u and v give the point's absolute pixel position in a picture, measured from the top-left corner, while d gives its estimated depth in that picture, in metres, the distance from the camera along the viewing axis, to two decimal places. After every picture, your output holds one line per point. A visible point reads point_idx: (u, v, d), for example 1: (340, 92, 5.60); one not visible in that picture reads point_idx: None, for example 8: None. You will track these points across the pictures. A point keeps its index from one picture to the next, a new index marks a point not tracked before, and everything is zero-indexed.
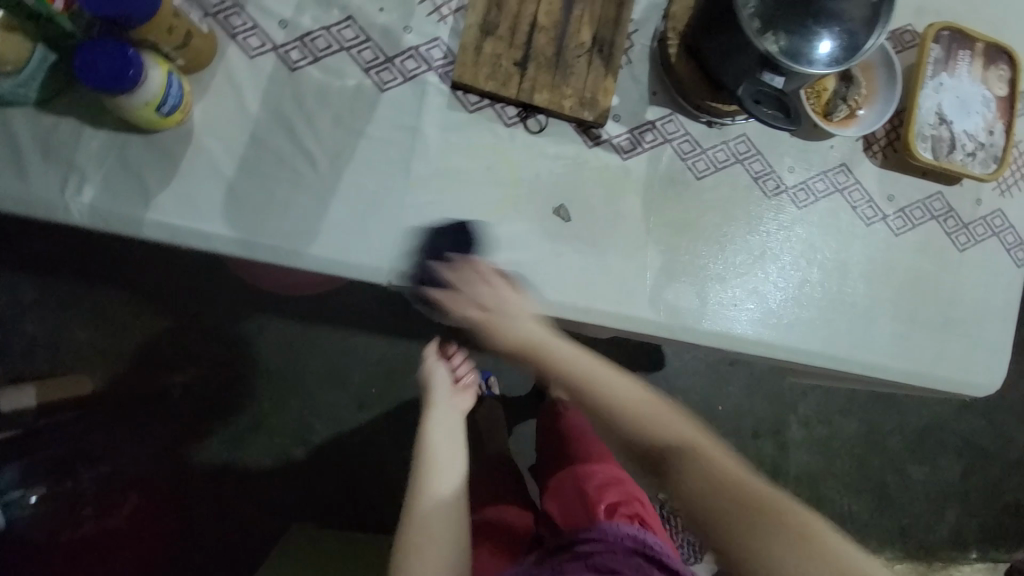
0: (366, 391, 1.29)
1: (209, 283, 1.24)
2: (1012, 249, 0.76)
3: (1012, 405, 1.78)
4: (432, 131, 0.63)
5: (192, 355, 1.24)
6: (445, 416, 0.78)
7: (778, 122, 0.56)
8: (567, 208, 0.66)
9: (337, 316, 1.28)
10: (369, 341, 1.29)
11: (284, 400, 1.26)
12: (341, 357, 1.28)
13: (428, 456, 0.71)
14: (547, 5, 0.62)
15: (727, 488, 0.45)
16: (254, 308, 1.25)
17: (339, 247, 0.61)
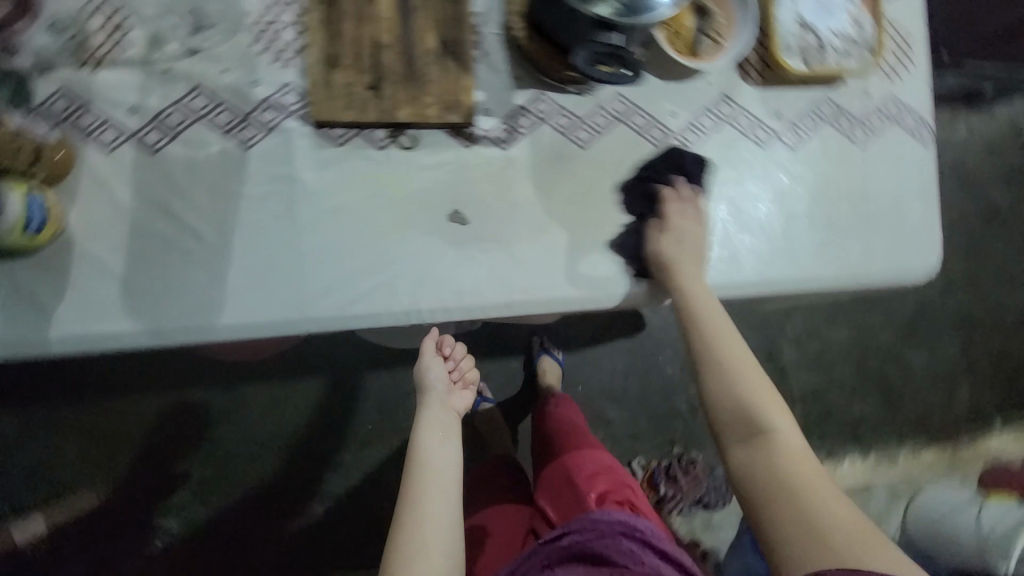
0: (362, 431, 1.29)
1: (184, 368, 1.24)
2: (913, 130, 0.75)
3: (996, 269, 1.77)
4: (306, 173, 0.62)
5: (189, 442, 1.24)
6: (440, 416, 0.82)
7: (630, 75, 0.60)
8: (463, 211, 0.66)
9: (316, 367, 1.28)
10: (353, 381, 1.29)
11: (287, 461, 1.26)
12: (330, 406, 1.28)
13: (423, 468, 0.76)
14: (384, 22, 0.62)
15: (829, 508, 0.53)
16: (233, 382, 1.25)
17: (248, 312, 0.62)
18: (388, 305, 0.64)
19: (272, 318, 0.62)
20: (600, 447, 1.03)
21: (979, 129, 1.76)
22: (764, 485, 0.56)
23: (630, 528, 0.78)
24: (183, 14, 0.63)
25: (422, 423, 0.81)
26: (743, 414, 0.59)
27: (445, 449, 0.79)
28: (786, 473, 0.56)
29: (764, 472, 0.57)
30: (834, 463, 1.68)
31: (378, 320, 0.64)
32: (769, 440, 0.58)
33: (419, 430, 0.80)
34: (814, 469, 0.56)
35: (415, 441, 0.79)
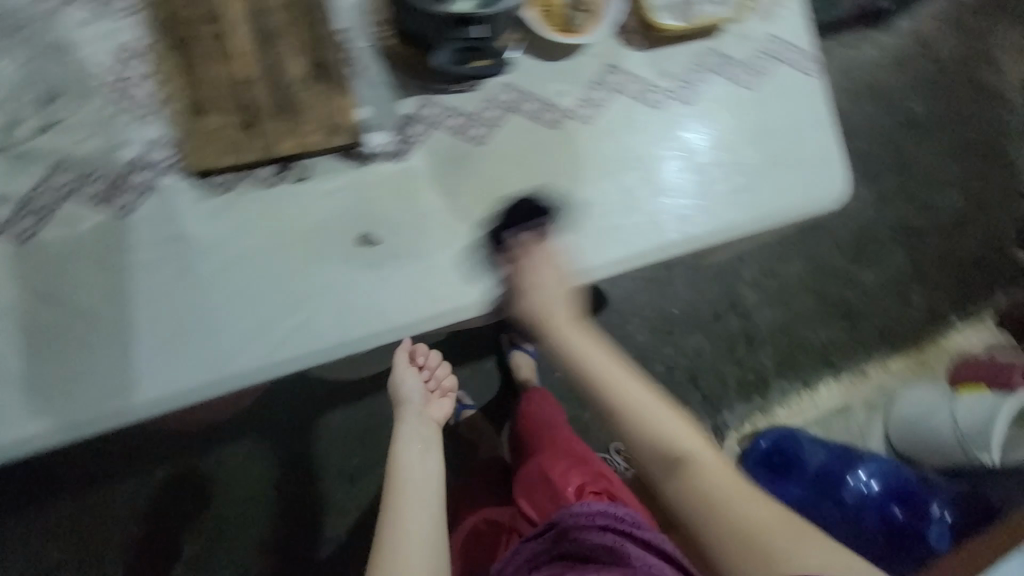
0: (349, 468, 1.20)
1: (147, 445, 1.14)
2: (797, 63, 0.77)
3: (926, 175, 1.84)
4: (194, 228, 0.60)
5: (169, 523, 1.13)
6: (419, 428, 0.80)
7: (494, 62, 0.61)
8: (372, 233, 0.64)
9: (290, 412, 1.19)
10: (325, 418, 1.20)
11: (273, 520, 1.16)
12: (313, 450, 1.20)
13: (400, 478, 0.70)
14: (244, 57, 0.59)
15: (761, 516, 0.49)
16: (204, 447, 1.16)
17: (166, 384, 0.59)
18: (313, 344, 0.62)
19: (191, 383, 0.60)
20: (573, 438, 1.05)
21: (881, 46, 1.83)
22: (708, 528, 0.49)
23: (611, 517, 0.75)
24: (33, 91, 0.60)
25: (399, 437, 0.77)
26: (669, 452, 0.51)
27: (424, 456, 0.74)
28: (713, 497, 0.49)
29: (707, 512, 0.49)
30: (813, 391, 1.73)
31: (307, 362, 0.62)
32: (687, 467, 0.50)
33: (397, 444, 0.76)
34: (733, 480, 0.51)
35: (393, 455, 0.74)
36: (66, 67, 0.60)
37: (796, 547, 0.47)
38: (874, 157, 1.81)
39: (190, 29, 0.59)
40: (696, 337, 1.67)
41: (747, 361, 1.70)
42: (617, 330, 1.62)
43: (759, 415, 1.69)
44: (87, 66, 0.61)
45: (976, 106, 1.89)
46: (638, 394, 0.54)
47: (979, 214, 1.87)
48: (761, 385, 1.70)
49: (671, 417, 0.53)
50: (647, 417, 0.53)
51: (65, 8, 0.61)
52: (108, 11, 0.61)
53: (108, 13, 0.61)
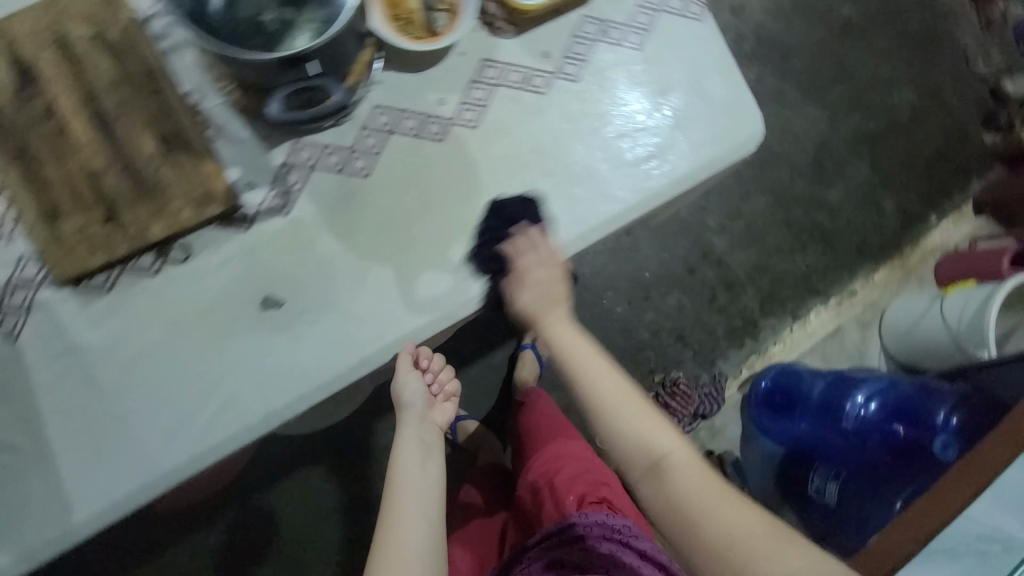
0: (357, 502, 1.17)
1: (160, 525, 1.13)
2: (683, 11, 0.73)
3: (874, 78, 1.78)
4: (88, 336, 0.58)
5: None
6: (419, 433, 0.72)
7: (329, 105, 0.60)
8: (274, 294, 0.61)
9: (290, 461, 1.16)
10: (331, 456, 1.16)
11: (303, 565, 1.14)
12: (323, 490, 1.16)
13: (401, 484, 0.66)
14: (90, 148, 0.56)
15: (728, 514, 0.54)
16: (215, 513, 1.14)
17: (100, 498, 0.58)
18: (239, 422, 0.60)
19: (126, 493, 0.58)
20: (574, 439, 1.02)
21: None
22: (670, 518, 0.57)
23: (610, 530, 0.78)
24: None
25: (399, 439, 0.71)
26: (637, 452, 0.58)
27: (425, 467, 0.69)
28: (682, 496, 0.56)
29: (667, 507, 0.56)
30: (804, 321, 1.70)
31: (238, 441, 0.60)
32: (662, 467, 0.57)
33: (397, 445, 0.70)
34: (707, 480, 0.57)
35: (393, 457, 0.70)
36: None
37: (748, 529, 0.53)
38: (816, 72, 1.75)
39: (24, 132, 0.55)
40: (675, 296, 1.64)
41: (732, 308, 1.67)
42: (594, 307, 1.60)
43: (755, 357, 1.67)
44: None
45: None
46: (617, 399, 0.60)
47: (936, 105, 1.81)
48: (751, 327, 1.68)
49: (646, 420, 0.60)
50: (622, 419, 0.59)
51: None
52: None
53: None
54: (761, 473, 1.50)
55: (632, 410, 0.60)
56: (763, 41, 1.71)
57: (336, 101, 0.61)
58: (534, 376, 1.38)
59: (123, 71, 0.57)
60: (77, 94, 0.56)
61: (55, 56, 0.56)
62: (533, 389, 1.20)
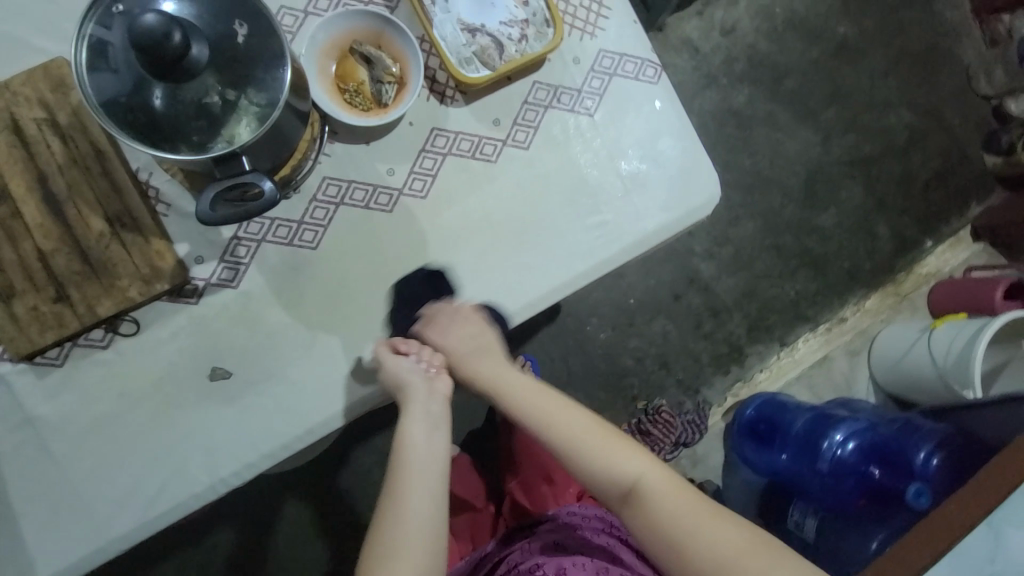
0: (340, 527, 1.15)
1: (141, 549, 1.11)
2: (638, 74, 0.72)
3: (870, 100, 1.74)
4: (42, 408, 0.60)
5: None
6: (427, 405, 0.62)
7: (256, 209, 0.51)
8: (222, 365, 0.63)
9: (271, 486, 1.14)
10: (308, 487, 1.15)
11: None
12: (302, 520, 1.14)
13: (402, 463, 0.58)
14: (43, 228, 0.58)
15: (712, 533, 0.53)
16: (198, 537, 1.12)
17: (56, 558, 0.60)
18: (189, 489, 0.62)
19: (82, 556, 0.60)
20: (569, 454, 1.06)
21: None
22: (660, 546, 0.55)
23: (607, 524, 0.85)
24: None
25: (405, 417, 0.61)
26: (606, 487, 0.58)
27: (433, 442, 0.60)
28: (662, 521, 0.55)
29: (653, 534, 0.55)
30: (791, 348, 1.69)
31: (189, 507, 0.62)
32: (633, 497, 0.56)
33: (401, 424, 0.61)
34: (684, 501, 0.56)
35: (398, 435, 0.60)
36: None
37: (733, 547, 0.52)
38: (810, 94, 1.71)
39: None
40: (660, 323, 1.64)
41: (718, 335, 1.66)
42: (578, 333, 1.60)
43: (740, 384, 1.67)
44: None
45: (911, 12, 1.76)
46: (574, 436, 0.59)
47: (934, 127, 1.77)
48: (736, 354, 1.67)
49: (608, 450, 0.59)
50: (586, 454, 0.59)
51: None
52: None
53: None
54: (744, 497, 1.49)
55: (590, 441, 0.59)
56: (755, 62, 1.67)
57: (268, 198, 0.52)
58: None
59: (73, 153, 0.59)
60: (30, 178, 0.58)
61: (8, 142, 0.58)
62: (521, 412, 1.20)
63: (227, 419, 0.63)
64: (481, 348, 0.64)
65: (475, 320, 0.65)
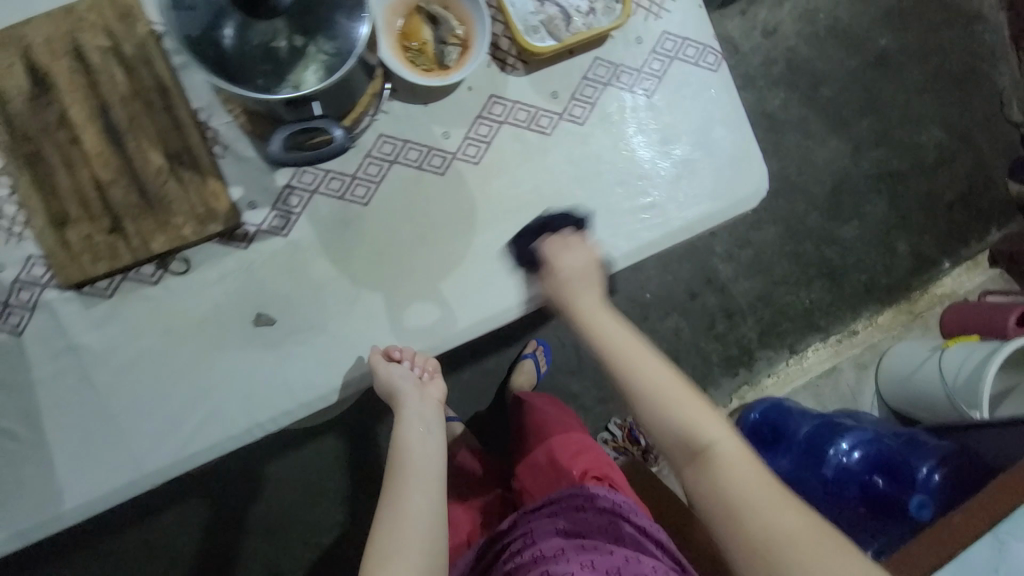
0: (350, 486, 1.20)
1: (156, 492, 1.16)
2: (699, 60, 0.72)
3: (904, 115, 1.73)
4: (86, 337, 0.60)
5: (204, 558, 1.17)
6: (420, 410, 0.67)
7: (323, 153, 0.51)
8: (267, 312, 0.63)
9: (287, 443, 1.20)
10: (323, 444, 1.21)
11: (283, 539, 1.19)
12: (313, 476, 1.20)
13: (403, 465, 0.62)
14: (102, 158, 0.58)
15: (787, 516, 0.51)
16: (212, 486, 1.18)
17: (89, 488, 0.61)
18: (226, 431, 0.62)
19: (113, 487, 0.61)
20: (577, 432, 1.07)
21: None
22: (718, 514, 0.53)
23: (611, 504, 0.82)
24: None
25: (400, 423, 0.65)
26: (683, 440, 0.56)
27: (427, 439, 0.65)
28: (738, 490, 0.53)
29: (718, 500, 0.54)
30: (800, 356, 1.70)
31: (223, 449, 0.63)
32: (711, 461, 0.55)
33: (397, 429, 0.65)
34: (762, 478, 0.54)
35: (394, 441, 0.65)
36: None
37: (803, 537, 0.50)
38: (844, 104, 1.70)
39: (38, 139, 0.57)
40: (674, 319, 1.64)
41: (729, 336, 1.67)
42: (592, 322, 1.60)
43: (746, 387, 1.68)
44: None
45: (954, 31, 1.75)
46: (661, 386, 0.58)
47: (963, 149, 1.76)
48: (746, 357, 1.68)
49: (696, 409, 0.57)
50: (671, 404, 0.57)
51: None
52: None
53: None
54: None
55: (681, 394, 0.58)
56: (793, 66, 1.66)
57: (336, 145, 0.54)
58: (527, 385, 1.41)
59: (136, 85, 0.59)
60: (91, 105, 0.58)
61: (69, 67, 0.58)
62: (536, 392, 1.21)
63: (269, 365, 0.63)
64: (571, 275, 0.62)
65: (587, 252, 0.63)
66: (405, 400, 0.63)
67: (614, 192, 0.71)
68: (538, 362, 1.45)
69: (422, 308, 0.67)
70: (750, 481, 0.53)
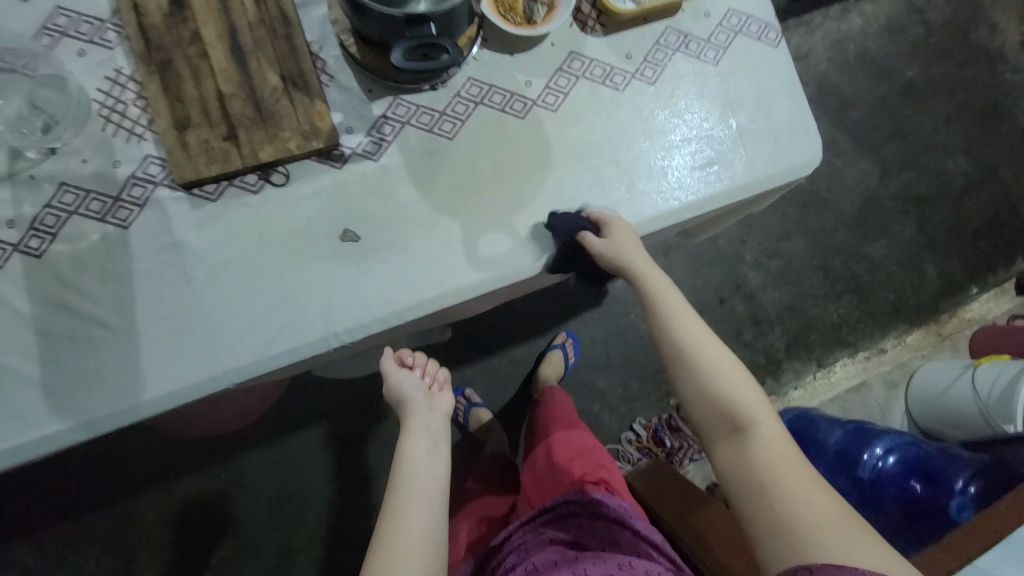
0: (389, 440, 1.31)
1: (173, 455, 1.25)
2: (761, 35, 0.78)
3: (931, 142, 1.79)
4: (190, 235, 0.64)
5: (248, 498, 1.27)
6: (427, 423, 0.74)
7: (446, 64, 0.59)
8: (353, 229, 0.67)
9: (330, 401, 1.31)
10: (365, 402, 1.31)
11: (324, 484, 1.29)
12: (354, 432, 1.31)
13: (406, 478, 0.69)
14: (226, 73, 0.64)
15: (812, 496, 0.56)
16: (228, 454, 1.27)
17: (169, 382, 0.63)
18: (305, 336, 0.65)
19: (190, 383, 0.63)
20: (579, 430, 1.05)
21: (871, 13, 1.77)
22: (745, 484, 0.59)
23: (604, 507, 0.82)
24: (10, 110, 0.62)
25: (407, 433, 0.72)
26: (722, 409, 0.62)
27: (431, 456, 0.71)
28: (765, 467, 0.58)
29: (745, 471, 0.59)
30: (828, 371, 1.70)
31: (300, 353, 0.65)
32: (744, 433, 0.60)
33: (404, 438, 0.72)
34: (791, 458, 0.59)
35: (400, 450, 0.71)
36: (36, 82, 0.63)
37: (823, 516, 0.55)
38: (873, 128, 1.76)
39: (170, 52, 0.63)
40: None
41: (757, 345, 1.68)
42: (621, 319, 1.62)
43: (773, 398, 1.67)
44: (69, 84, 0.64)
45: (978, 68, 1.83)
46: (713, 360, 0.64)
47: (990, 179, 1.81)
48: (773, 367, 1.68)
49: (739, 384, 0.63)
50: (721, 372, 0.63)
51: (35, 29, 0.64)
52: (79, 32, 0.64)
53: (83, 38, 0.64)
54: None
55: (726, 363, 0.64)
56: (823, 89, 1.74)
57: (451, 61, 0.59)
58: (557, 374, 1.40)
59: (262, 14, 0.65)
60: (220, 26, 0.64)
61: None
62: (549, 387, 1.22)
63: (352, 275, 0.67)
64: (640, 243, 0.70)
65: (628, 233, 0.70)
66: (413, 407, 0.75)
67: (681, 150, 0.75)
68: (567, 354, 1.45)
69: (495, 237, 0.70)
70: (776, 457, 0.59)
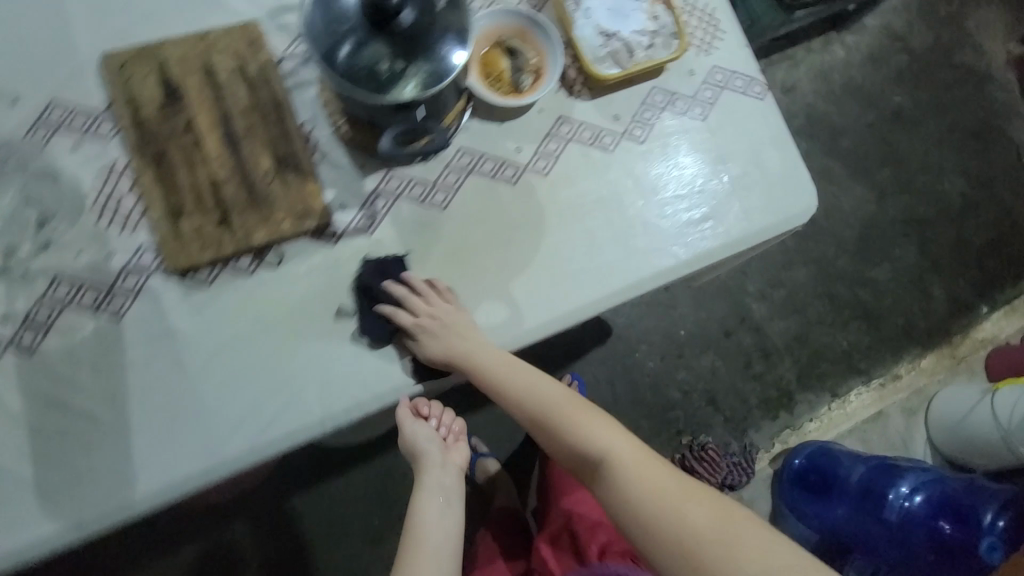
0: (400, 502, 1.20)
1: (159, 529, 1.13)
2: (747, 90, 0.79)
3: (924, 165, 1.80)
4: (183, 322, 0.64)
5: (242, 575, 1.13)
6: (440, 479, 0.76)
7: (433, 149, 0.70)
8: (348, 306, 0.67)
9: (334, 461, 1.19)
10: (373, 460, 1.21)
11: (328, 555, 1.16)
12: (361, 493, 1.20)
13: (419, 540, 0.72)
14: (219, 159, 0.65)
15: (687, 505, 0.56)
16: (220, 524, 1.15)
17: (164, 475, 0.61)
18: (301, 420, 0.64)
19: (182, 475, 0.61)
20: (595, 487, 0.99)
21: (853, 44, 1.81)
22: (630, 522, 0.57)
23: None
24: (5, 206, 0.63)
25: (421, 489, 0.75)
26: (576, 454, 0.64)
27: (444, 516, 0.74)
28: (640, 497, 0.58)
29: (624, 507, 0.58)
30: (843, 401, 1.65)
31: (295, 439, 0.64)
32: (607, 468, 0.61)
33: (419, 493, 0.75)
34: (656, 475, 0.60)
35: (415, 505, 0.75)
36: (34, 179, 0.64)
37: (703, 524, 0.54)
38: (865, 154, 1.78)
39: (164, 142, 0.64)
40: (709, 357, 1.62)
41: (767, 377, 1.64)
42: (628, 358, 1.58)
43: (788, 432, 1.62)
44: (65, 178, 0.64)
45: (965, 91, 1.85)
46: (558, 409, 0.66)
47: (988, 198, 1.81)
48: (786, 400, 1.63)
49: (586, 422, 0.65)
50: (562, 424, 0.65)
51: (30, 123, 0.65)
52: (74, 125, 0.65)
53: (77, 131, 0.65)
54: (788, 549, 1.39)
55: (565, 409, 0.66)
56: (813, 119, 1.76)
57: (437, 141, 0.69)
58: None
59: (255, 100, 0.67)
60: (213, 113, 0.65)
61: (200, 82, 0.66)
62: None
63: (348, 352, 0.66)
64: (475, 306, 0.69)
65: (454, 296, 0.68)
66: (426, 458, 0.76)
67: (671, 206, 0.75)
68: None
69: (490, 305, 0.70)
70: (644, 478, 0.59)
